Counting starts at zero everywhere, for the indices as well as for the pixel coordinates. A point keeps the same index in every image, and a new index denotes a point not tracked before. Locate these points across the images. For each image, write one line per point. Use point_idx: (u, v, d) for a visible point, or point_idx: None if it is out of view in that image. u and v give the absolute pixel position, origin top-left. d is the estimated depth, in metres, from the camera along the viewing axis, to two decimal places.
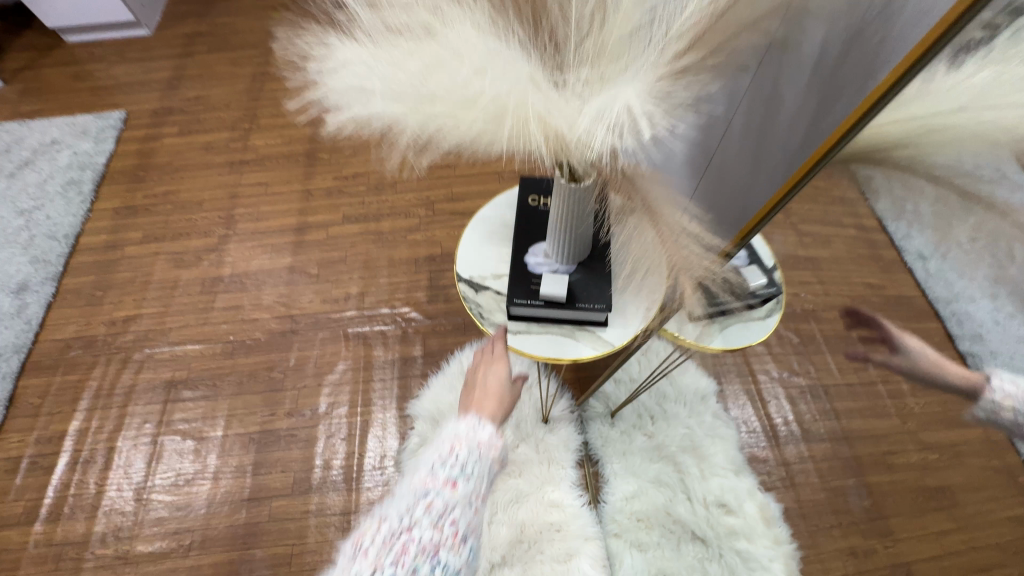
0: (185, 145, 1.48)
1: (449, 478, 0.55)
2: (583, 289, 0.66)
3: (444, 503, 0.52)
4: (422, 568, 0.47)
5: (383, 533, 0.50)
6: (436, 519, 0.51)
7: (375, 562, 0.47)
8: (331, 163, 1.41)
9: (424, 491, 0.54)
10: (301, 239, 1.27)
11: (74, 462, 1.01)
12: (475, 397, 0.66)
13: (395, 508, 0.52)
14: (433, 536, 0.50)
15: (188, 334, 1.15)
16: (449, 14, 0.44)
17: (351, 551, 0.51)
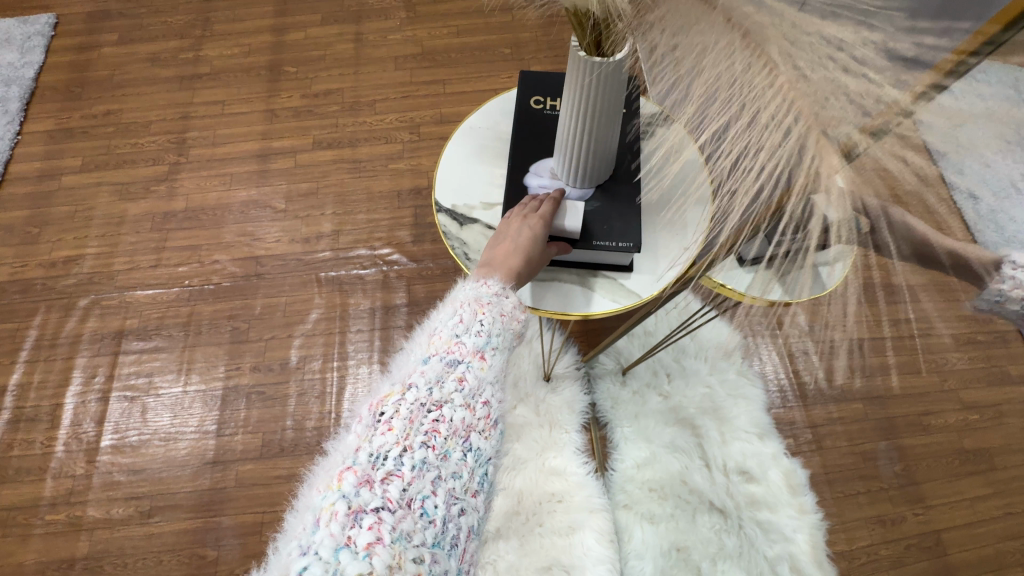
0: (126, 54, 1.26)
1: (477, 347, 0.43)
2: (600, 223, 0.53)
3: (478, 377, 0.42)
4: (456, 451, 0.38)
5: (406, 405, 0.38)
6: (470, 397, 0.40)
7: (403, 439, 0.36)
8: (297, 76, 1.20)
9: (451, 358, 0.42)
10: (264, 167, 1.09)
11: (16, 420, 0.90)
12: (494, 256, 0.51)
13: (418, 374, 0.40)
14: (467, 416, 0.39)
15: (138, 278, 1.00)
16: None
17: (363, 418, 0.38)
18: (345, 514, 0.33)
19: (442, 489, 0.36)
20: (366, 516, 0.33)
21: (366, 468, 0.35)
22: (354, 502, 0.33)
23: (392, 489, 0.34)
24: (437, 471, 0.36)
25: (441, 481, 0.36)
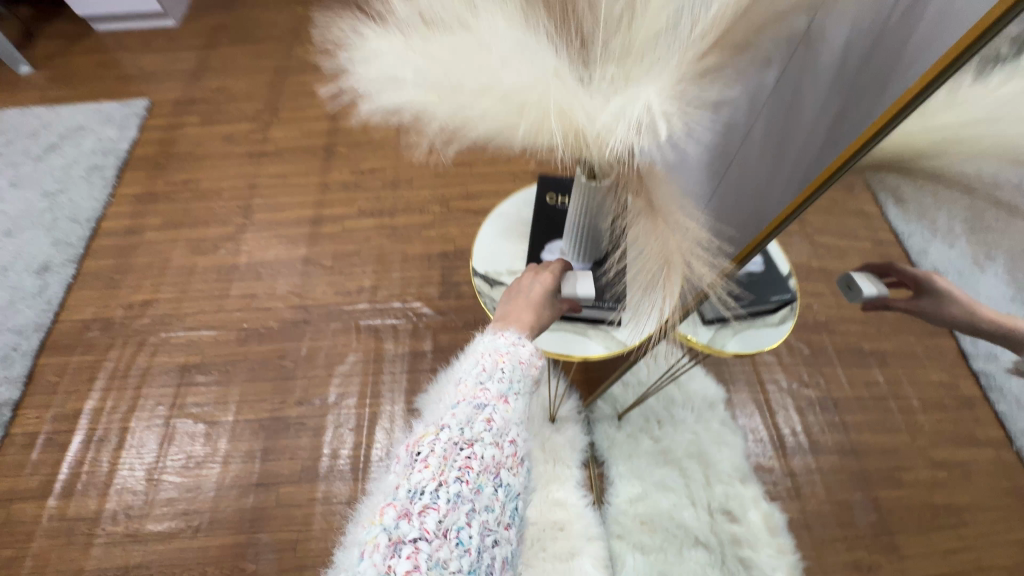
0: (206, 134, 1.51)
1: (500, 393, 0.52)
2: (598, 290, 0.68)
3: (502, 419, 0.50)
4: (486, 486, 0.45)
5: (441, 445, 0.46)
6: (497, 437, 0.49)
7: (438, 475, 0.44)
8: (348, 156, 1.43)
9: (479, 402, 0.51)
10: (316, 231, 1.29)
11: (88, 441, 1.03)
12: (512, 314, 0.62)
13: (451, 418, 0.49)
14: (495, 454, 0.47)
15: (202, 321, 1.17)
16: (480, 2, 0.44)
17: (403, 458, 0.47)
18: (388, 544, 0.40)
19: (475, 520, 0.43)
20: (405, 545, 0.40)
21: (404, 503, 0.42)
22: (395, 534, 0.40)
23: (428, 521, 0.41)
24: (470, 504, 0.43)
25: (474, 513, 0.43)
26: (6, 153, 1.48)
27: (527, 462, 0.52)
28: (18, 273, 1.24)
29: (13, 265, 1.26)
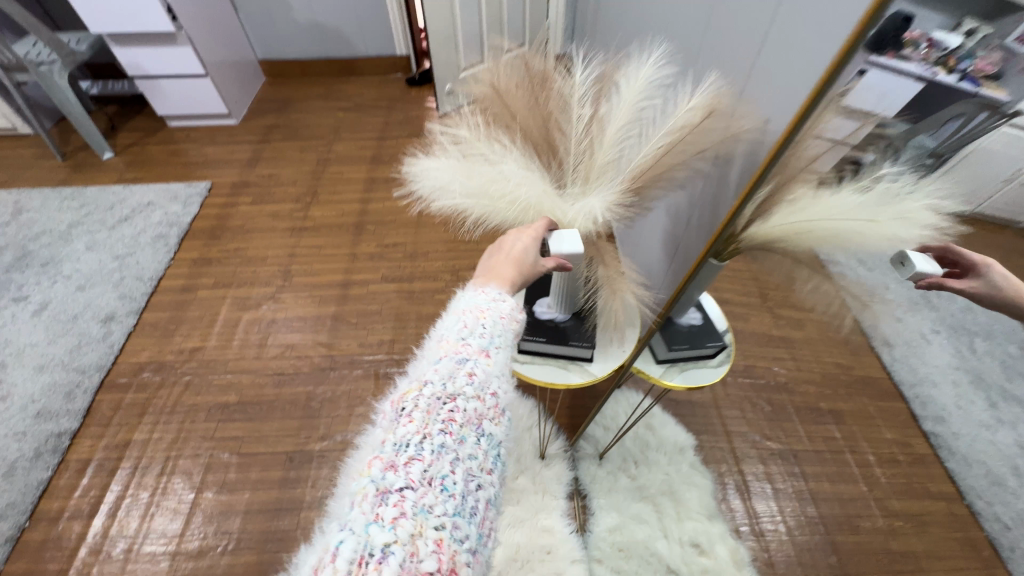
0: (256, 211, 1.80)
1: (481, 348, 0.58)
2: (575, 331, 0.84)
3: (483, 372, 0.56)
4: (469, 436, 0.51)
5: (425, 402, 0.51)
6: (477, 390, 0.54)
7: (423, 429, 0.49)
8: (375, 232, 1.70)
9: (461, 356, 0.56)
10: (345, 293, 1.52)
11: (135, 468, 1.17)
12: (496, 270, 0.67)
13: (434, 375, 0.54)
14: (476, 407, 0.53)
15: (242, 366, 1.35)
16: (501, 140, 0.68)
17: (390, 414, 0.52)
18: (376, 493, 0.45)
19: (458, 468, 0.49)
20: (392, 494, 0.45)
21: (391, 456, 0.48)
22: (382, 484, 0.46)
23: (413, 471, 0.46)
24: (453, 454, 0.49)
25: (457, 460, 0.49)
26: (85, 222, 1.75)
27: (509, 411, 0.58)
28: (86, 322, 1.45)
29: (83, 315, 1.46)
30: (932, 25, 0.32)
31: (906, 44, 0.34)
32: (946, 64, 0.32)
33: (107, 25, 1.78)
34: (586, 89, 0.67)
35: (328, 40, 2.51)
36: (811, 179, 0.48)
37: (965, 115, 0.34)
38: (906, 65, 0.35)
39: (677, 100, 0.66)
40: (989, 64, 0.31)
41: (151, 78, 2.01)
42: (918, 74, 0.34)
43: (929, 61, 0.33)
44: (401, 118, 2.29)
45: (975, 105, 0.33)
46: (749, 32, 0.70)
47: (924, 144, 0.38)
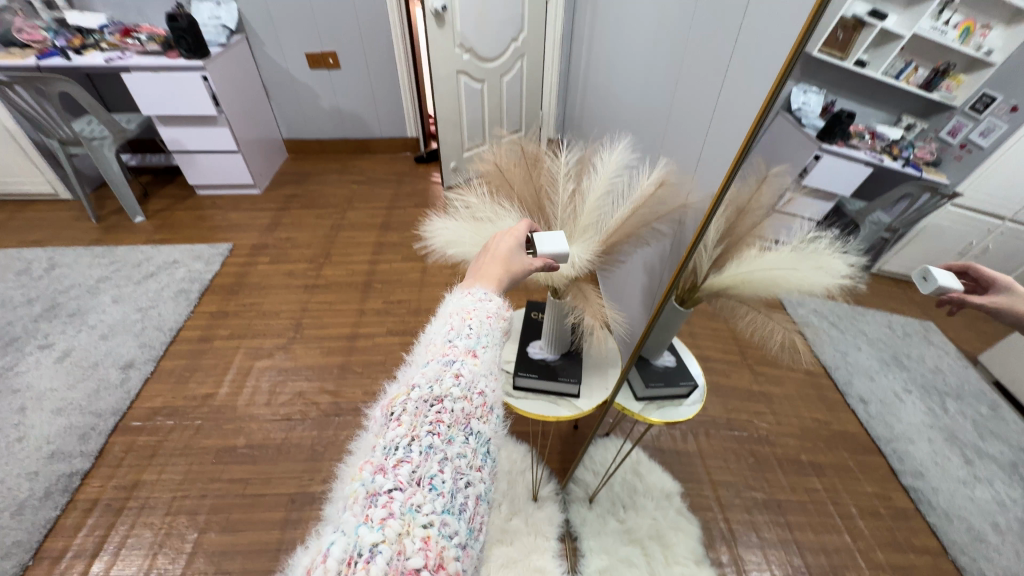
0: (272, 270, 1.95)
1: (468, 348, 0.55)
2: (564, 369, 0.96)
3: (470, 371, 0.53)
4: (458, 436, 0.47)
5: (412, 403, 0.48)
6: (465, 390, 0.51)
7: (411, 431, 0.45)
8: (382, 290, 1.85)
9: (448, 359, 0.53)
10: (352, 344, 1.63)
11: (141, 507, 1.21)
12: (484, 271, 0.68)
13: (421, 378, 0.51)
14: (465, 407, 0.50)
15: (251, 411, 1.43)
16: (503, 205, 0.85)
17: (379, 419, 0.48)
18: (366, 496, 0.41)
19: (447, 468, 0.45)
20: (381, 496, 0.41)
21: (380, 459, 0.43)
22: (371, 487, 0.41)
23: (402, 473, 0.42)
24: (442, 454, 0.45)
25: (446, 460, 0.45)
26: (113, 277, 1.89)
27: (500, 412, 0.55)
28: (106, 368, 1.54)
29: (103, 362, 1.56)
30: (875, 121, 0.41)
31: (853, 136, 0.42)
32: (891, 152, 0.41)
33: (155, 107, 2.06)
34: (569, 168, 0.86)
35: (347, 123, 2.83)
36: (757, 241, 0.62)
37: (911, 195, 0.42)
38: (856, 154, 0.43)
39: (641, 179, 0.85)
40: (929, 152, 0.39)
41: (189, 153, 2.26)
42: (866, 160, 0.43)
43: (875, 150, 0.42)
44: (409, 191, 2.53)
45: (919, 187, 0.41)
46: (696, 131, 0.92)
47: (881, 220, 0.45)
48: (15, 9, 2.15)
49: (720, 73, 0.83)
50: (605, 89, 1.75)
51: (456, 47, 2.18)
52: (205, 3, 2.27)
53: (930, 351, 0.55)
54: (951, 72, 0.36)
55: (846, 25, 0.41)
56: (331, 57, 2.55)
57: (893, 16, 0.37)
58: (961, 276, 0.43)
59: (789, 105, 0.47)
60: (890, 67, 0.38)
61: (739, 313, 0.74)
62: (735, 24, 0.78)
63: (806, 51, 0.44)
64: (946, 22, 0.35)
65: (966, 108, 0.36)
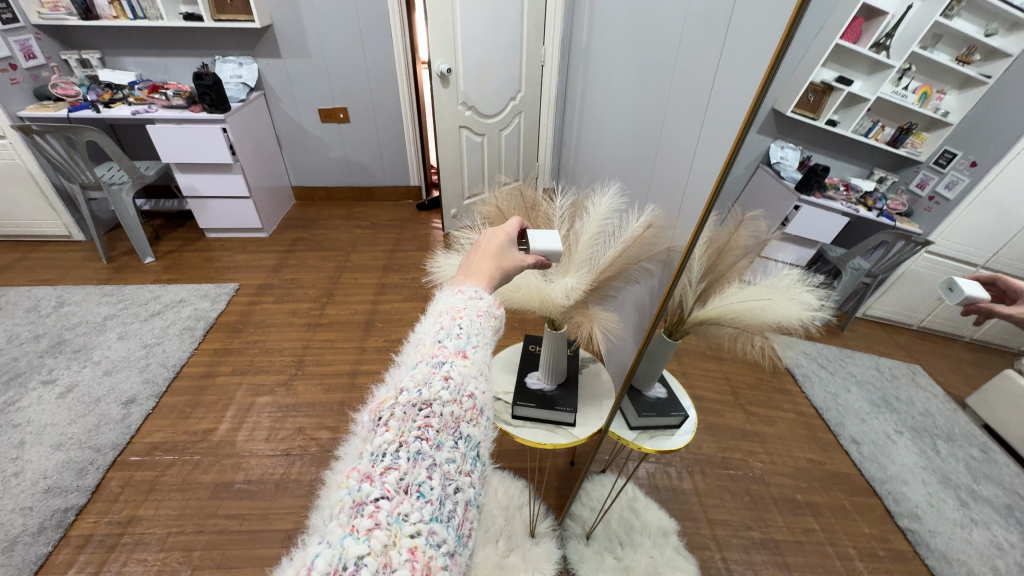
0: (277, 309, 2.01)
1: (459, 349, 0.57)
2: (561, 399, 1.02)
3: (460, 373, 0.54)
4: (447, 441, 0.48)
5: (401, 408, 0.48)
6: (455, 393, 0.52)
7: (399, 437, 0.46)
8: (383, 329, 1.91)
9: (437, 360, 0.54)
10: (354, 380, 1.67)
11: (135, 543, 1.20)
12: (477, 267, 0.72)
13: (409, 381, 0.52)
14: (454, 410, 0.50)
15: (250, 446, 1.44)
16: None
17: (367, 424, 0.49)
18: (352, 505, 0.41)
19: (436, 474, 0.45)
20: (367, 505, 0.41)
21: (367, 467, 0.44)
22: (358, 496, 0.42)
23: (390, 481, 0.43)
24: (430, 460, 0.46)
25: (434, 466, 0.46)
26: (120, 315, 1.94)
27: (489, 413, 0.55)
28: (108, 403, 1.55)
29: (105, 397, 1.57)
30: (849, 173, 0.42)
31: (830, 187, 0.44)
32: (866, 204, 0.42)
33: (175, 155, 2.19)
34: (565, 210, 0.95)
35: (353, 173, 2.98)
36: (737, 279, 0.67)
37: (886, 242, 0.41)
38: (833, 204, 0.45)
39: (631, 222, 0.93)
40: (901, 203, 0.40)
41: (202, 198, 2.38)
42: (842, 210, 0.44)
43: (851, 201, 0.43)
44: (411, 235, 2.64)
45: (894, 234, 0.41)
46: (677, 180, 1.03)
47: (861, 265, 0.45)
48: (53, 67, 2.34)
49: (696, 129, 0.96)
50: (595, 144, 1.90)
51: (458, 105, 2.39)
52: (228, 63, 2.47)
53: (919, 393, 0.51)
54: (914, 130, 0.37)
55: (816, 88, 0.45)
56: (341, 112, 2.74)
57: (858, 81, 0.40)
58: (989, 286, 0.39)
59: (769, 159, 0.52)
60: (859, 126, 0.41)
61: (717, 339, 0.80)
62: (706, 89, 0.91)
63: (780, 111, 0.50)
64: (906, 86, 0.37)
65: (931, 164, 0.37)
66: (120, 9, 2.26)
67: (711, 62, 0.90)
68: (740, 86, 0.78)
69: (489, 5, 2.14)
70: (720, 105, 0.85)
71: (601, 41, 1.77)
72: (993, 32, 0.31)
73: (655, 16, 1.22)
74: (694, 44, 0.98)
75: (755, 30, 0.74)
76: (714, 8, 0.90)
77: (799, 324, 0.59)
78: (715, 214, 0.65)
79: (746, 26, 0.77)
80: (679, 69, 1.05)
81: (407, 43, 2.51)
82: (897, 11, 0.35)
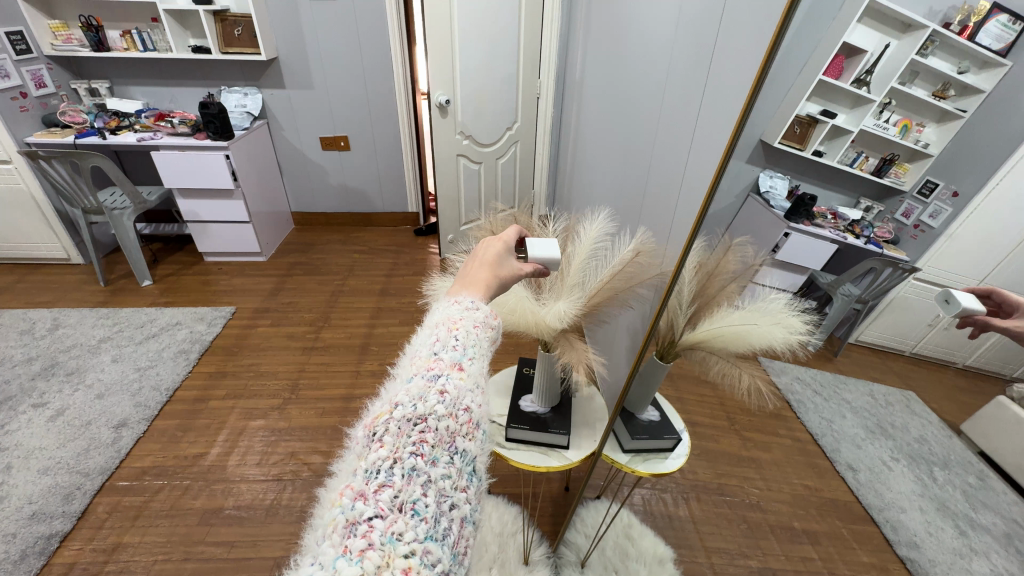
0: (273, 333, 2.02)
1: (455, 362, 0.58)
2: (554, 421, 1.03)
3: (455, 387, 0.55)
4: (443, 457, 0.49)
5: (396, 424, 0.49)
6: (451, 407, 0.53)
7: (394, 453, 0.47)
8: (378, 353, 1.91)
9: (433, 374, 0.55)
10: (348, 404, 1.66)
11: (120, 571, 1.17)
12: (472, 277, 0.74)
13: (405, 396, 0.53)
14: (449, 425, 0.51)
15: (241, 471, 1.43)
16: None
17: (362, 439, 0.50)
18: (346, 524, 0.42)
19: (430, 491, 0.46)
20: (361, 524, 0.41)
21: (361, 485, 0.44)
22: (352, 515, 0.42)
23: (384, 499, 0.44)
24: (425, 476, 0.47)
25: (429, 483, 0.47)
26: (115, 337, 1.93)
27: (484, 427, 0.56)
28: (99, 427, 1.54)
29: (96, 421, 1.56)
30: (836, 203, 0.43)
31: (817, 215, 0.45)
32: (853, 231, 0.43)
33: (178, 180, 2.23)
34: (559, 235, 0.98)
35: (352, 199, 3.04)
36: (726, 302, 0.69)
37: (875, 268, 0.42)
38: (820, 232, 0.45)
39: (621, 247, 0.96)
40: (887, 231, 0.40)
41: (202, 223, 2.41)
42: (830, 238, 0.44)
43: (839, 229, 0.44)
44: (407, 260, 2.68)
45: (882, 262, 0.41)
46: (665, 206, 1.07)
47: (852, 291, 0.45)
48: (62, 95, 2.41)
49: (683, 158, 1.00)
50: (588, 173, 1.96)
51: (456, 134, 2.47)
52: (233, 93, 2.55)
53: (915, 419, 0.50)
54: (897, 161, 0.38)
55: (802, 121, 0.47)
56: (342, 140, 2.81)
57: (841, 114, 0.42)
58: (986, 298, 0.38)
59: (760, 189, 0.54)
60: (843, 156, 0.42)
61: (706, 363, 0.81)
62: (691, 121, 0.96)
63: (768, 141, 0.52)
64: (886, 120, 0.39)
65: (915, 193, 0.38)
66: (131, 41, 2.35)
67: (695, 97, 0.95)
68: (722, 118, 0.83)
69: (486, 41, 2.24)
70: (704, 136, 0.90)
71: (593, 76, 1.85)
72: (965, 69, 0.33)
73: (643, 53, 1.28)
74: (679, 80, 1.03)
75: (735, 67, 0.79)
76: (697, 47, 0.95)
77: (783, 346, 0.60)
78: (701, 236, 0.69)
79: (726, 64, 0.82)
80: (666, 103, 1.11)
81: (407, 75, 2.60)
82: (876, 49, 0.37)
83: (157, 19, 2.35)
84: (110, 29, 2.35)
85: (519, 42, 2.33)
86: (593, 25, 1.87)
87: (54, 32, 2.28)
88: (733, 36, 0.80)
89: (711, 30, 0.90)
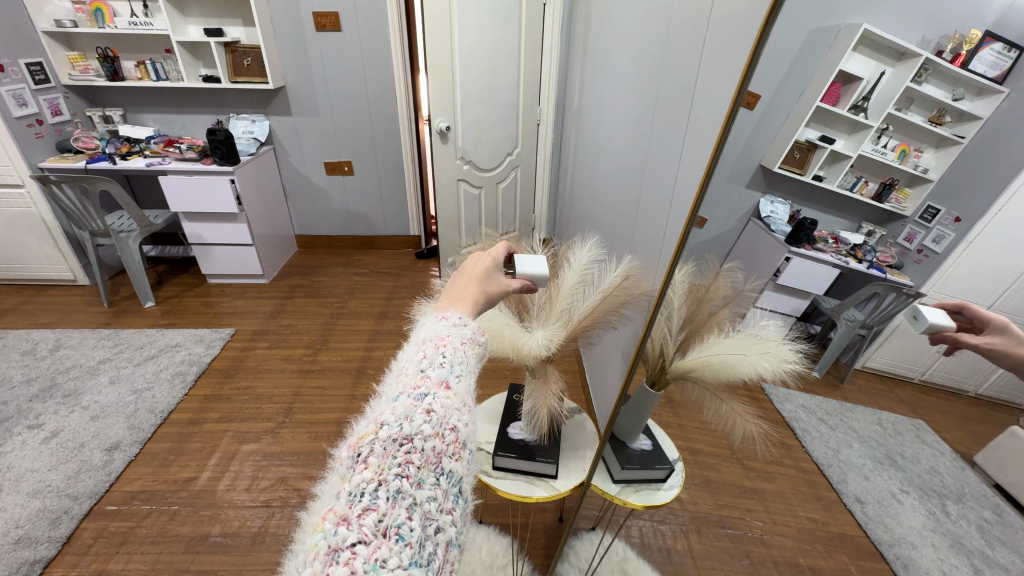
0: (270, 355, 2.02)
1: (443, 379, 0.58)
2: (543, 450, 1.02)
3: (442, 405, 0.54)
4: (428, 478, 0.48)
5: (382, 444, 0.48)
6: (437, 426, 0.51)
7: (378, 475, 0.45)
8: (374, 376, 1.91)
9: (420, 392, 0.55)
10: (340, 427, 1.65)
11: None
12: (459, 294, 0.74)
13: (390, 415, 0.52)
14: (436, 445, 0.50)
15: (231, 496, 1.41)
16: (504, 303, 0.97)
17: (346, 460, 0.48)
18: (328, 551, 0.40)
19: (415, 514, 0.45)
20: (344, 551, 0.40)
21: (346, 509, 0.43)
22: (334, 540, 0.41)
23: (368, 523, 0.42)
24: (410, 499, 0.45)
25: (415, 506, 0.45)
26: (114, 358, 1.95)
27: (471, 449, 0.55)
28: (91, 450, 1.53)
29: (89, 443, 1.55)
30: (839, 228, 0.40)
31: (818, 240, 0.42)
32: (854, 255, 0.40)
33: (185, 204, 2.28)
34: (551, 258, 1.00)
35: (355, 222, 3.08)
36: (718, 328, 0.66)
37: (878, 293, 0.41)
38: (822, 256, 0.42)
39: (608, 272, 0.97)
40: (890, 255, 0.38)
41: (207, 245, 2.45)
42: (833, 262, 0.42)
43: (840, 253, 0.41)
44: (408, 283, 2.70)
45: (886, 285, 0.40)
46: (653, 230, 1.09)
47: (855, 316, 0.43)
48: (77, 122, 2.49)
49: (670, 183, 1.01)
50: (584, 198, 1.98)
51: (457, 159, 2.52)
52: (241, 120, 2.63)
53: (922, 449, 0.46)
54: (897, 186, 0.36)
55: (801, 146, 0.40)
56: (346, 165, 2.87)
57: (840, 139, 0.38)
58: (955, 314, 0.37)
59: (761, 213, 0.46)
60: (844, 181, 0.38)
61: (696, 394, 0.80)
62: (677, 147, 0.98)
63: (769, 165, 0.49)
64: (885, 146, 0.36)
65: (917, 217, 0.36)
66: (145, 71, 2.45)
67: (680, 124, 0.97)
68: (704, 144, 0.84)
69: (486, 70, 2.29)
70: (690, 160, 0.90)
71: (591, 102, 1.87)
72: (960, 95, 0.31)
73: (633, 85, 1.32)
74: (666, 109, 1.05)
75: (717, 94, 0.80)
76: (682, 78, 0.97)
77: (774, 373, 0.59)
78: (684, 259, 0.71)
79: (709, 92, 0.84)
80: (654, 130, 1.12)
81: (409, 102, 2.67)
82: (871, 78, 0.33)
83: (170, 51, 2.45)
84: (125, 60, 2.45)
85: (518, 70, 2.37)
86: (590, 54, 1.91)
87: (73, 63, 2.38)
88: (715, 65, 0.82)
89: (694, 61, 0.92)
